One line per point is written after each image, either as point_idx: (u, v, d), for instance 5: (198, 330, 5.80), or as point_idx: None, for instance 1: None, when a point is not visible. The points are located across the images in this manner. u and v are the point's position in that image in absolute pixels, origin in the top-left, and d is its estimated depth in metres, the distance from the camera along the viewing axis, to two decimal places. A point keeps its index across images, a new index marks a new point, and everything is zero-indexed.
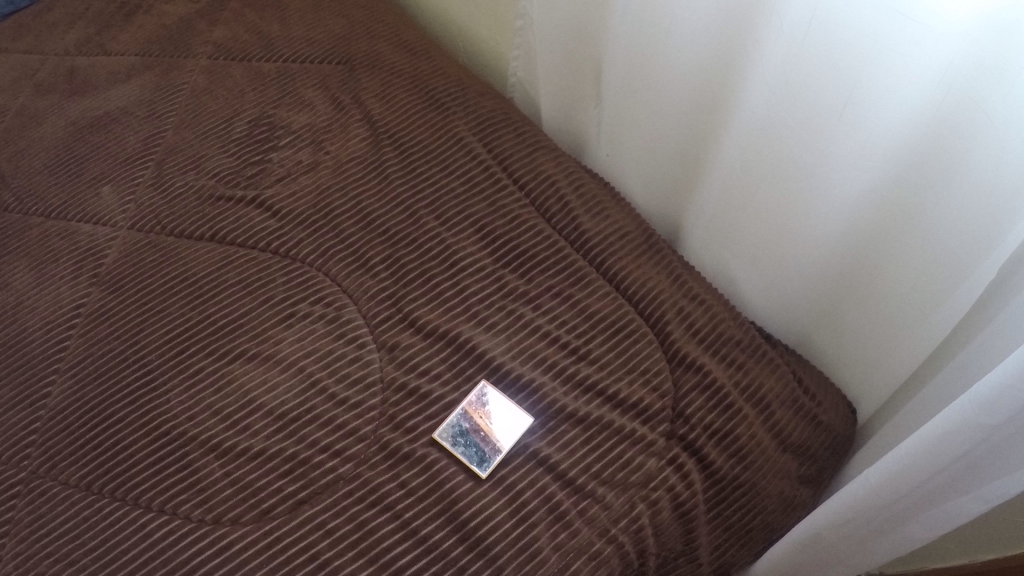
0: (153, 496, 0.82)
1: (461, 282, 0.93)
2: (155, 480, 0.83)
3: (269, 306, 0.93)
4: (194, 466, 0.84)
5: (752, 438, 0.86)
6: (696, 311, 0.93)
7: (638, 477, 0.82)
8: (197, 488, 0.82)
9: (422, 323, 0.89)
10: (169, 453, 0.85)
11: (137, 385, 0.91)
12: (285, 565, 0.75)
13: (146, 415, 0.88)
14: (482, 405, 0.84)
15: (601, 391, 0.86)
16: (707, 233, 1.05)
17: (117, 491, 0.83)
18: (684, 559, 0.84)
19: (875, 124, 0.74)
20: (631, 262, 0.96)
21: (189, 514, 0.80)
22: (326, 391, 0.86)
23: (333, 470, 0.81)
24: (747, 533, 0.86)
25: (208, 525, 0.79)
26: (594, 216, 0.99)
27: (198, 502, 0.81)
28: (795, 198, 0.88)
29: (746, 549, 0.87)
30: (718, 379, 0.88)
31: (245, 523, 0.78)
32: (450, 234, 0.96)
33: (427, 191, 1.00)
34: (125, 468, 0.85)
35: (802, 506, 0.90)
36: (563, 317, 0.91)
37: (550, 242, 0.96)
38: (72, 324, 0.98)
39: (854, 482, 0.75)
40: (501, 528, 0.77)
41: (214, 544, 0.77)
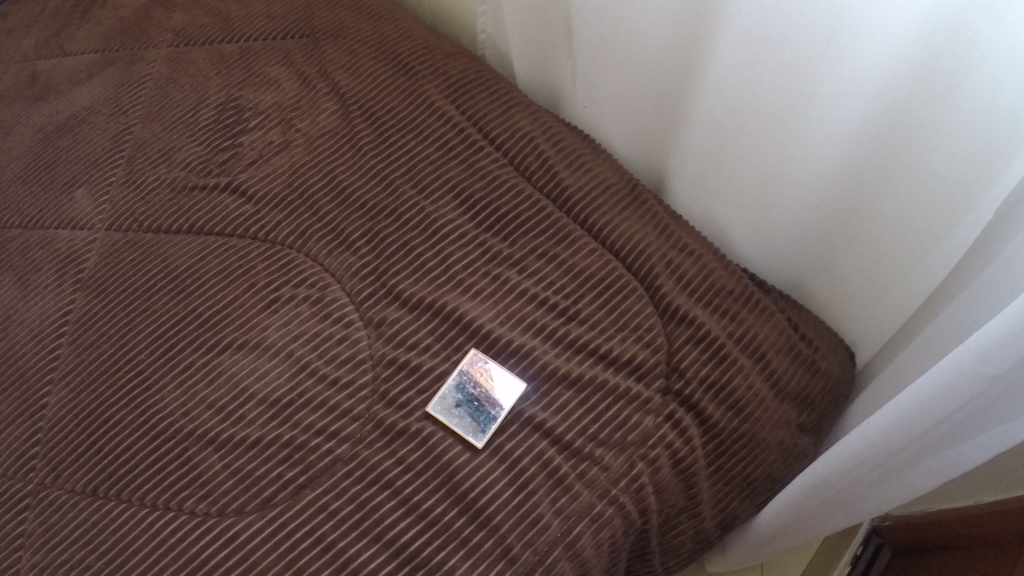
0: (157, 494, 0.82)
1: (442, 250, 0.91)
2: (157, 479, 0.83)
3: (253, 294, 0.92)
4: (193, 460, 0.83)
5: (748, 389, 0.87)
6: (686, 262, 0.92)
7: (636, 436, 0.82)
8: (199, 482, 0.82)
9: (407, 296, 0.88)
10: (168, 451, 0.85)
11: (130, 386, 0.90)
12: (290, 550, 0.75)
13: (141, 415, 0.88)
14: (474, 374, 0.83)
15: (594, 351, 0.85)
16: (693, 187, 1.03)
17: (121, 493, 0.83)
18: (686, 515, 0.90)
19: (860, 63, 0.73)
20: (616, 218, 0.93)
21: (193, 509, 0.80)
22: (317, 373, 0.85)
23: (331, 452, 0.81)
24: (748, 484, 0.91)
25: (214, 518, 0.79)
26: (575, 171, 0.97)
27: (201, 496, 0.81)
28: (783, 145, 0.87)
29: (748, 501, 0.92)
30: (711, 330, 0.88)
31: (249, 513, 0.78)
32: (429, 202, 0.94)
33: (403, 160, 0.98)
34: (127, 470, 0.85)
35: (803, 455, 0.93)
36: (550, 278, 0.89)
37: (531, 200, 0.93)
38: (60, 332, 0.98)
39: (852, 436, 0.75)
40: (501, 497, 0.77)
41: (221, 536, 0.77)
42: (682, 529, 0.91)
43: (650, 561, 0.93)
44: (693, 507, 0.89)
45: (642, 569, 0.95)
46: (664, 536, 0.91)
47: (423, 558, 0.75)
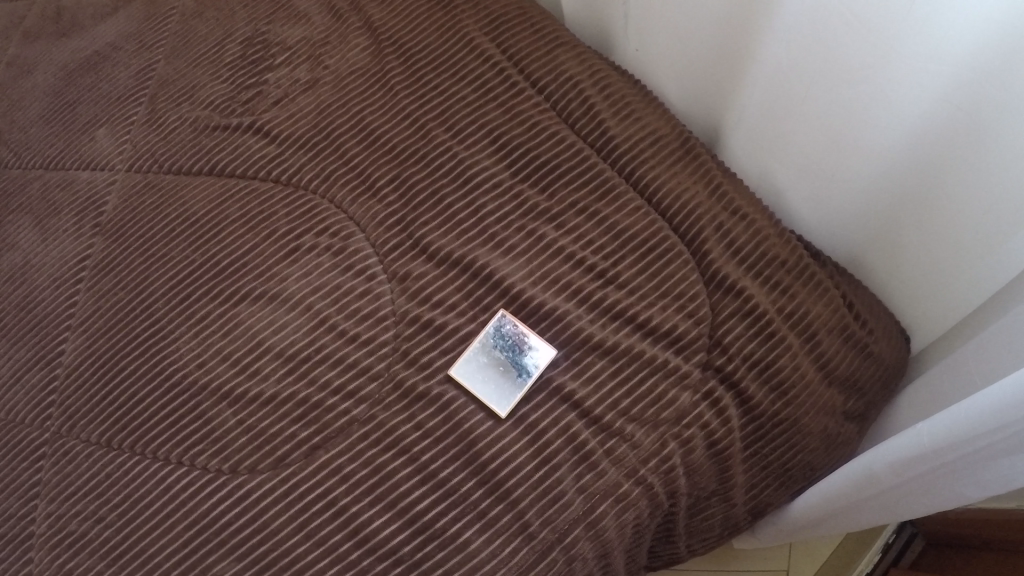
0: (171, 448, 0.80)
1: (475, 201, 0.83)
2: (171, 432, 0.80)
3: (272, 240, 0.86)
4: (208, 415, 0.80)
5: (794, 369, 0.81)
6: (737, 226, 0.83)
7: (671, 413, 0.77)
8: (212, 438, 0.79)
9: (434, 250, 0.81)
10: (182, 405, 0.81)
11: (146, 335, 0.87)
12: (302, 513, 0.73)
13: (156, 366, 0.85)
14: (502, 336, 0.78)
15: (632, 319, 0.79)
16: (752, 146, 0.96)
17: (136, 445, 0.81)
18: (717, 499, 0.85)
19: (949, 19, 0.64)
20: (665, 172, 0.84)
21: (206, 466, 0.78)
22: (336, 328, 0.80)
23: (347, 413, 0.76)
24: (785, 471, 0.86)
25: (226, 475, 0.76)
26: (622, 119, 0.87)
27: (215, 452, 0.78)
28: (851, 105, 0.78)
29: (784, 488, 0.87)
30: (760, 304, 0.81)
31: (262, 471, 0.76)
32: (462, 147, 0.86)
33: (436, 100, 0.90)
34: (141, 421, 0.82)
35: (846, 443, 0.88)
36: (589, 237, 0.81)
37: (574, 149, 0.85)
38: (78, 278, 0.94)
39: (910, 432, 0.68)
40: (523, 470, 0.73)
41: (232, 494, 0.75)
42: (711, 513, 0.86)
43: (675, 543, 0.88)
44: (724, 490, 0.84)
45: (666, 551, 0.90)
46: (691, 518, 0.86)
47: (437, 528, 0.71)
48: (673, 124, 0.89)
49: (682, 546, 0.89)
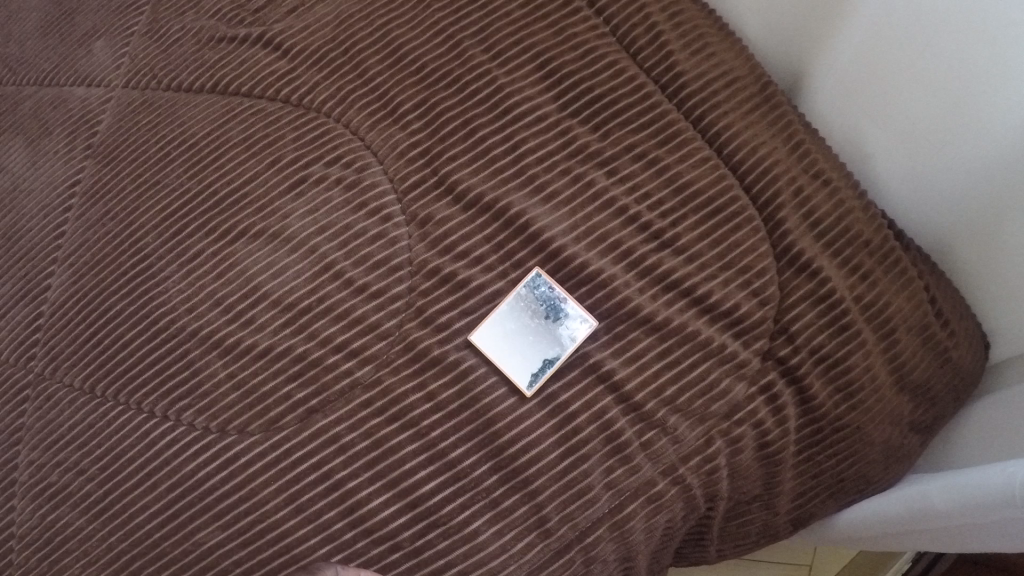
0: (155, 400, 0.70)
1: (514, 136, 0.68)
2: (158, 382, 0.70)
3: (277, 170, 0.72)
4: (196, 366, 0.70)
5: (867, 369, 0.70)
6: (819, 193, 0.70)
7: (722, 406, 0.66)
8: (200, 392, 0.69)
9: (462, 190, 0.67)
10: (169, 353, 0.71)
11: (135, 272, 0.76)
12: (295, 483, 0.64)
13: (144, 308, 0.74)
14: (535, 299, 0.66)
15: (687, 293, 0.66)
16: (835, 104, 0.79)
17: (120, 394, 0.71)
18: (758, 505, 0.73)
19: None
20: (740, 122, 0.71)
21: (192, 422, 0.68)
22: (341, 276, 0.67)
23: (349, 374, 0.66)
24: (838, 482, 0.73)
25: (214, 434, 0.67)
26: (693, 53, 0.73)
27: (202, 408, 0.68)
28: (1005, 61, 0.60)
29: (833, 500, 0.75)
30: (838, 289, 0.69)
31: (251, 433, 0.66)
32: (502, 73, 0.71)
33: (477, 16, 0.74)
34: (125, 367, 0.72)
35: (909, 456, 0.76)
36: (646, 189, 0.68)
37: (633, 83, 0.71)
38: (67, 207, 0.84)
39: (1006, 475, 0.57)
40: (545, 459, 0.63)
41: (219, 457, 0.66)
42: (749, 519, 0.74)
43: (705, 548, 0.77)
44: (769, 496, 0.73)
45: (694, 555, 0.79)
46: (725, 522, 0.75)
47: (442, 516, 0.62)
48: (752, 68, 0.75)
49: (712, 551, 0.77)
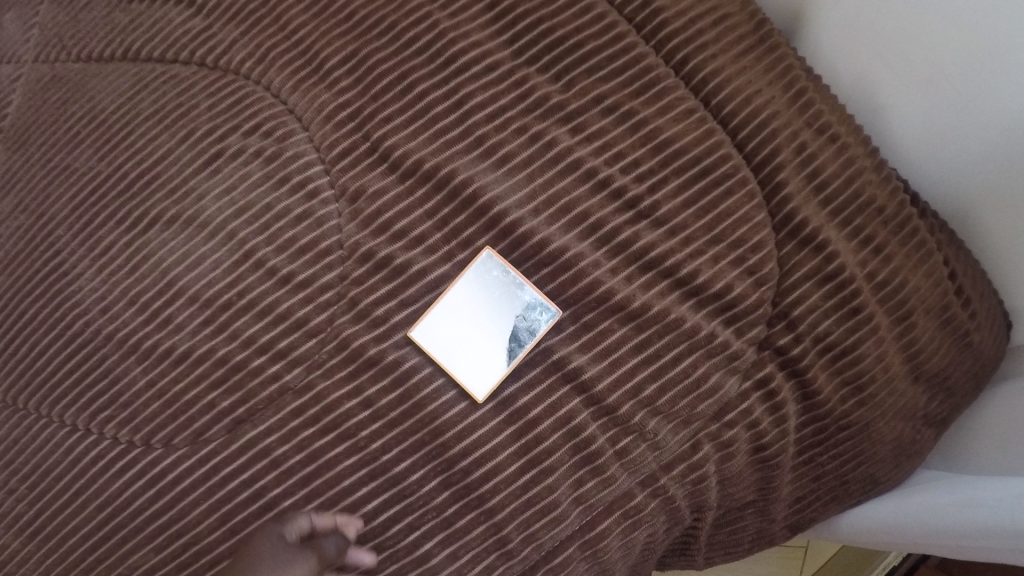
0: (77, 413, 0.59)
1: (460, 91, 0.58)
2: (78, 393, 0.59)
3: (190, 145, 0.61)
4: (114, 374, 0.59)
5: (878, 359, 0.60)
6: (825, 151, 0.61)
7: (711, 405, 0.56)
8: (121, 402, 0.58)
9: (398, 157, 0.57)
10: (85, 360, 0.60)
11: (47, 272, 0.64)
12: (225, 502, 0.54)
13: (59, 310, 0.62)
14: (486, 285, 0.56)
15: (671, 273, 0.56)
16: (849, 36, 0.67)
17: (42, 407, 0.61)
18: (751, 511, 0.64)
19: None
20: (731, 70, 0.61)
21: (116, 436, 0.57)
22: (263, 265, 0.57)
23: (277, 379, 0.55)
24: (841, 485, 0.64)
25: (139, 449, 0.56)
26: None
27: (124, 420, 0.57)
28: None
29: (835, 504, 0.65)
30: (847, 267, 0.59)
31: (177, 448, 0.56)
32: (446, 16, 0.59)
33: None
34: (44, 375, 0.61)
35: (919, 454, 0.66)
36: (619, 148, 0.57)
37: (602, 22, 0.59)
38: None
39: None
40: (503, 473, 0.54)
41: (145, 475, 0.56)
42: (741, 526, 0.64)
43: (693, 557, 0.65)
44: (763, 501, 0.63)
45: (677, 565, 0.67)
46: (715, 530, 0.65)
47: (388, 538, 0.53)
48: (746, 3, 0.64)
49: (699, 560, 0.66)
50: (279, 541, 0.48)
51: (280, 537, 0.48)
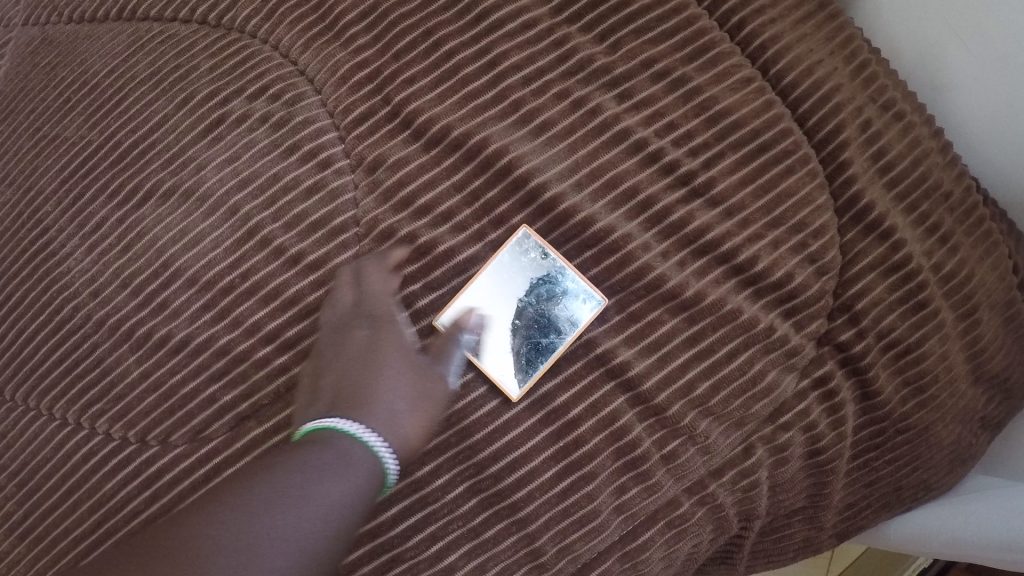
0: (66, 406, 0.53)
1: (492, 51, 0.52)
2: (67, 384, 0.54)
3: (189, 111, 0.55)
4: (106, 363, 0.53)
5: (944, 358, 0.54)
6: (892, 128, 0.55)
7: (766, 405, 0.51)
8: (113, 395, 0.52)
9: (422, 123, 0.51)
10: (74, 347, 0.54)
11: (34, 250, 0.58)
12: None
13: (45, 293, 0.56)
14: (522, 267, 0.50)
15: (726, 258, 0.51)
16: (921, 9, 0.59)
17: (28, 397, 0.55)
18: (800, 518, 0.57)
19: None
20: (792, 34, 0.55)
21: (108, 433, 0.52)
22: (269, 243, 0.51)
23: (285, 371, 0.50)
24: (893, 491, 0.58)
25: (132, 447, 0.51)
26: None
27: (116, 415, 0.52)
28: None
29: (888, 513, 0.59)
30: (915, 256, 0.53)
31: (175, 445, 0.50)
32: None
33: None
34: (30, 364, 0.55)
35: (976, 460, 0.60)
36: (670, 118, 0.51)
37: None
38: None
39: None
40: (537, 478, 0.48)
41: (140, 475, 0.50)
42: (788, 534, 0.58)
43: (733, 569, 0.59)
44: (813, 508, 0.56)
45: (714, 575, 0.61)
46: (758, 537, 0.58)
47: (407, 549, 0.47)
48: None
49: (740, 572, 0.59)
50: (403, 347, 0.44)
51: (403, 344, 0.44)
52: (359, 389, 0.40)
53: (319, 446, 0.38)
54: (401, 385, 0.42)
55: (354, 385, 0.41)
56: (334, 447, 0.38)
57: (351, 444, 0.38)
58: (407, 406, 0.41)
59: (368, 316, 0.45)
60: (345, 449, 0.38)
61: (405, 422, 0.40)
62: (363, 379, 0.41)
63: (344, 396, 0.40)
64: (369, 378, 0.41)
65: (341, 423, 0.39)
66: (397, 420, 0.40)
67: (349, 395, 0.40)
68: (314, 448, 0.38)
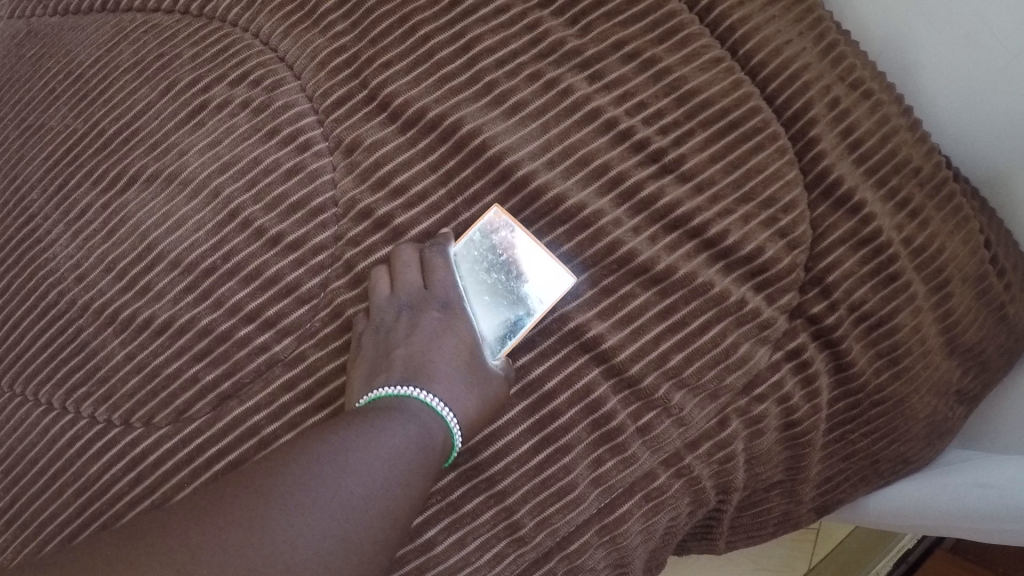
0: (52, 390, 0.55)
1: (466, 35, 0.53)
2: (52, 368, 0.55)
3: (171, 98, 0.56)
4: (91, 347, 0.54)
5: (915, 330, 0.56)
6: (859, 105, 0.56)
7: (739, 378, 0.52)
8: (98, 377, 0.54)
9: (399, 106, 0.52)
10: (61, 332, 0.56)
11: (20, 238, 0.59)
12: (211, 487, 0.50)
13: (32, 280, 0.58)
14: (493, 244, 0.51)
15: (697, 234, 0.52)
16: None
17: (15, 383, 0.56)
18: (778, 492, 0.58)
19: None
20: (761, 13, 0.56)
21: (93, 415, 0.53)
22: (251, 226, 0.52)
23: (266, 351, 0.51)
24: (871, 464, 0.59)
25: (117, 429, 0.52)
26: None
27: (101, 397, 0.53)
28: None
29: (866, 486, 0.60)
30: (884, 230, 0.55)
31: (158, 427, 0.51)
32: None
33: None
34: (17, 350, 0.57)
35: (951, 432, 0.61)
36: (641, 98, 0.52)
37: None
38: None
39: None
40: (516, 452, 0.50)
41: (124, 456, 0.51)
42: (767, 509, 0.59)
43: (713, 543, 0.60)
44: (791, 481, 0.58)
45: (696, 550, 0.62)
46: (738, 512, 0.59)
47: None
48: None
49: (721, 546, 0.60)
50: (472, 336, 0.48)
51: (471, 332, 0.48)
52: (435, 368, 0.45)
53: (398, 411, 0.42)
54: (469, 369, 0.47)
55: (431, 364, 0.46)
56: (411, 412, 0.43)
57: (431, 417, 0.43)
58: (467, 383, 0.46)
59: (441, 302, 0.49)
60: (421, 416, 0.43)
61: (467, 399, 0.45)
62: (439, 361, 0.46)
63: (419, 372, 0.45)
64: (441, 361, 0.46)
65: (418, 393, 0.44)
66: (461, 397, 0.45)
67: (429, 373, 0.45)
68: (394, 412, 0.42)
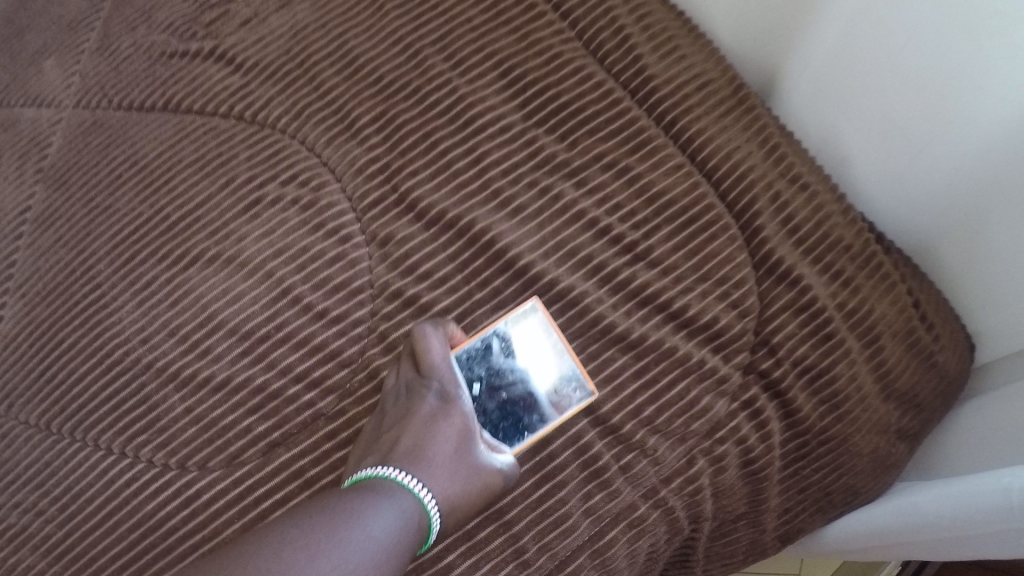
0: (112, 437, 0.64)
1: (475, 149, 0.66)
2: (114, 418, 0.65)
3: (229, 192, 0.68)
4: (153, 401, 0.64)
5: (852, 380, 0.65)
6: (798, 198, 0.68)
7: (703, 424, 0.63)
8: (158, 427, 0.64)
9: (423, 207, 0.65)
10: (124, 386, 0.65)
11: (88, 303, 0.69)
12: (258, 522, 0.59)
13: (98, 340, 0.68)
14: (529, 333, 0.62)
15: (663, 308, 0.64)
16: (811, 105, 0.73)
17: (77, 430, 0.65)
18: (745, 523, 0.68)
19: None
20: (715, 124, 0.68)
21: (153, 459, 0.63)
22: (299, 302, 0.63)
23: (311, 406, 0.61)
24: (824, 496, 0.68)
25: (173, 471, 0.62)
26: (663, 56, 0.70)
27: (161, 444, 0.63)
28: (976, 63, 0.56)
29: (822, 514, 0.69)
30: (820, 298, 0.65)
31: (212, 470, 0.61)
32: (463, 80, 0.69)
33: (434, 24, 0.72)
34: (81, 402, 0.66)
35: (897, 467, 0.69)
36: (617, 200, 0.65)
37: (600, 89, 0.68)
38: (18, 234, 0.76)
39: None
40: (519, 489, 0.61)
41: (180, 495, 0.61)
42: (736, 537, 0.68)
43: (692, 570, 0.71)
44: (754, 512, 0.67)
45: None
46: (711, 542, 0.69)
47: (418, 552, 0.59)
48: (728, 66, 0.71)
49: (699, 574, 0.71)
50: (460, 422, 0.56)
51: (462, 418, 0.56)
52: (421, 450, 0.53)
53: (371, 489, 0.50)
54: (453, 453, 0.54)
55: (414, 447, 0.54)
56: (385, 490, 0.50)
57: (408, 497, 0.51)
58: (446, 466, 0.53)
59: (435, 389, 0.57)
60: (395, 495, 0.50)
61: (445, 479, 0.52)
62: (424, 444, 0.54)
63: (401, 453, 0.53)
64: (427, 446, 0.54)
65: (396, 474, 0.51)
66: (438, 478, 0.52)
67: (410, 455, 0.53)
68: (367, 492, 0.50)
